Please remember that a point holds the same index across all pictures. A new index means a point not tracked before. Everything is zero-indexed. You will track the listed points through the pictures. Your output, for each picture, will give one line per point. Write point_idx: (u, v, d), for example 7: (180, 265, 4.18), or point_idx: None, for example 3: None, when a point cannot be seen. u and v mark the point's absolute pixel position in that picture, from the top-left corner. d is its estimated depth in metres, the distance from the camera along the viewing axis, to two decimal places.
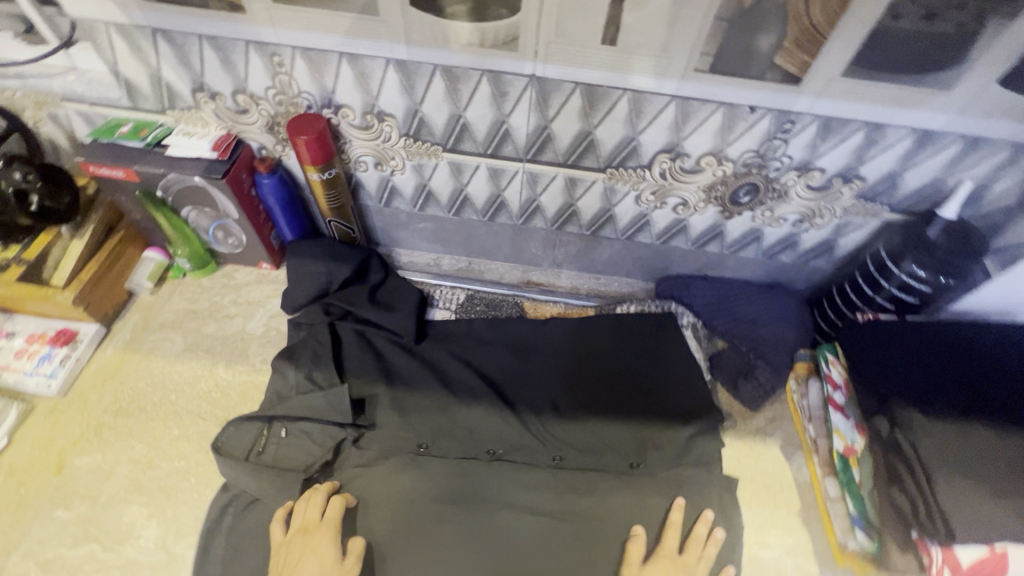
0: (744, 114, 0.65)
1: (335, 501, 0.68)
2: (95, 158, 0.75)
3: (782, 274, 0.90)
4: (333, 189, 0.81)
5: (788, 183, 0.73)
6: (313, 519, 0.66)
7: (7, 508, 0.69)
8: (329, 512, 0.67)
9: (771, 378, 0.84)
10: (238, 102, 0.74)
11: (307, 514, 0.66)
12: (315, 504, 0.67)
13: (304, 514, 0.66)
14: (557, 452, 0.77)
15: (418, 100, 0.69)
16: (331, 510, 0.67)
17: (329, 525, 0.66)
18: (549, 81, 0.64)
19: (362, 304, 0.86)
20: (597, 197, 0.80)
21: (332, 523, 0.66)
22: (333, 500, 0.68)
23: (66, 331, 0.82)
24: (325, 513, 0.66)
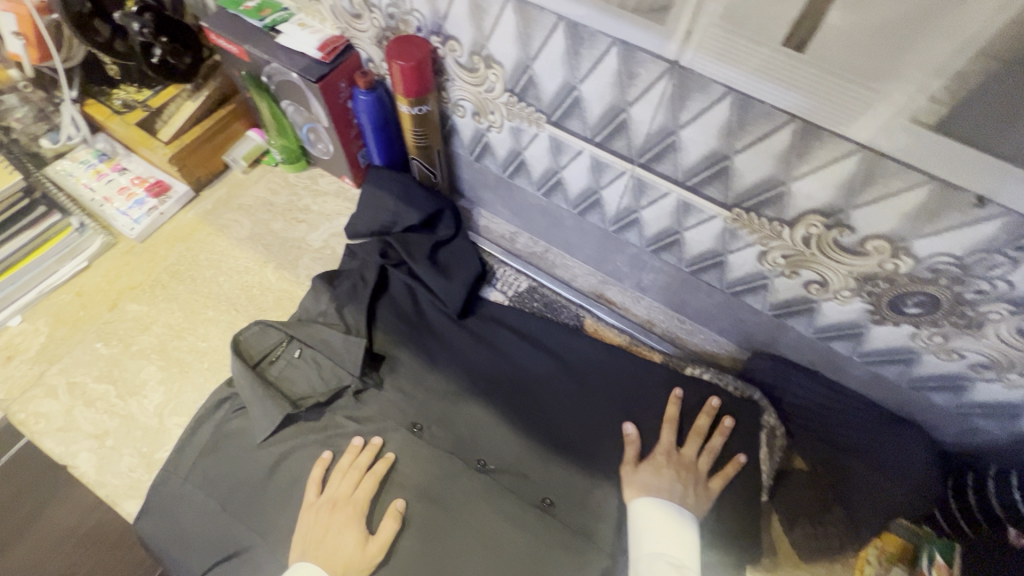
0: (962, 205, 0.43)
1: (369, 479, 0.65)
2: (216, 26, 0.74)
3: (924, 413, 0.67)
4: (422, 127, 0.72)
5: (989, 315, 0.50)
6: (344, 493, 0.64)
7: (66, 322, 0.77)
8: (362, 491, 0.64)
9: (843, 535, 0.66)
10: (353, 4, 0.67)
11: (345, 485, 0.64)
12: (354, 475, 0.65)
13: (342, 484, 0.64)
14: (551, 495, 0.69)
15: (532, 55, 0.57)
16: (367, 490, 0.64)
17: (363, 508, 0.63)
18: (693, 75, 0.48)
19: (419, 258, 0.78)
20: (710, 235, 0.63)
21: (362, 502, 0.63)
22: (371, 479, 0.65)
23: (162, 183, 0.87)
24: (358, 490, 0.64)
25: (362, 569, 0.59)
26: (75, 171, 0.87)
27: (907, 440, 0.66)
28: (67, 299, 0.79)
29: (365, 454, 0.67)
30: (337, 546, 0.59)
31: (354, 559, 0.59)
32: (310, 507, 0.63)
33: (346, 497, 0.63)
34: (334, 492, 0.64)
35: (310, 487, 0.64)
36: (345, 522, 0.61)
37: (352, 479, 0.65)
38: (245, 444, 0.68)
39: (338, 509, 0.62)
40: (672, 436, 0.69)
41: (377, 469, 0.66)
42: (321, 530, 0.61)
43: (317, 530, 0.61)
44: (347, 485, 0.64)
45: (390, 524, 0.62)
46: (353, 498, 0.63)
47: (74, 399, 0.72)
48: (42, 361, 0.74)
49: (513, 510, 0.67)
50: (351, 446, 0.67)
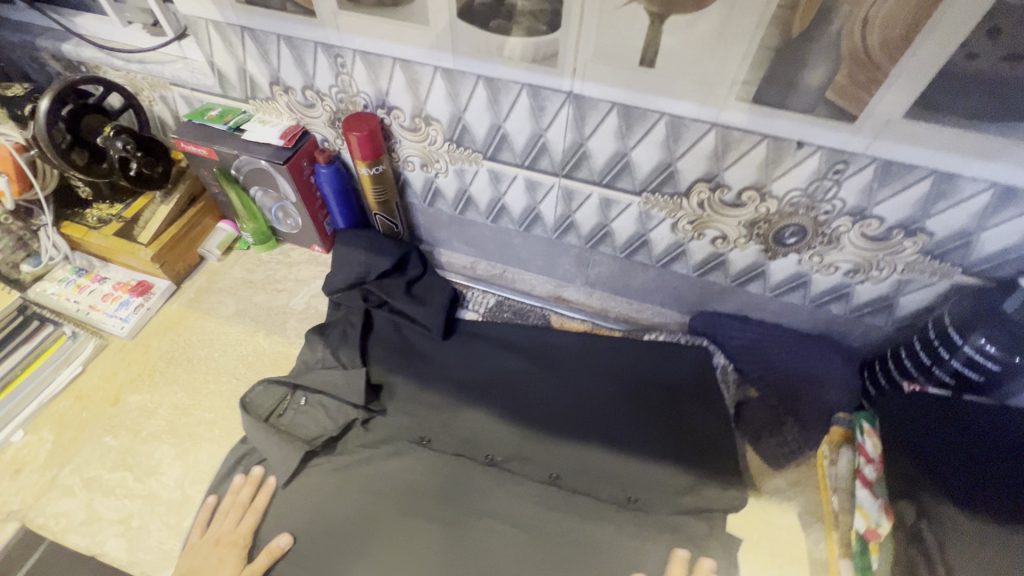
0: (790, 150, 0.61)
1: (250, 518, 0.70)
2: (185, 136, 0.86)
3: (831, 328, 0.83)
4: (380, 185, 0.85)
5: (841, 228, 0.67)
6: (227, 529, 0.69)
7: (70, 425, 0.80)
8: (244, 524, 0.70)
9: (798, 437, 0.77)
10: (307, 97, 0.81)
11: (225, 524, 0.70)
12: (233, 515, 0.71)
13: (223, 525, 0.70)
14: (556, 470, 0.77)
15: (462, 108, 0.72)
16: (246, 525, 0.70)
17: (245, 542, 0.68)
18: (586, 98, 0.64)
19: (398, 296, 0.90)
20: (632, 220, 0.79)
21: (244, 537, 0.69)
22: (250, 515, 0.70)
23: (144, 283, 0.94)
24: (241, 524, 0.70)
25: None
26: (56, 289, 0.93)
27: (825, 350, 0.81)
28: (67, 404, 0.82)
29: (245, 490, 0.73)
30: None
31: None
32: (193, 550, 0.69)
33: (229, 533, 0.69)
34: (216, 533, 0.70)
35: (193, 530, 0.70)
36: (226, 552, 0.67)
37: (234, 514, 0.71)
38: (272, 488, 0.73)
39: (218, 544, 0.68)
40: (651, 396, 0.82)
41: (258, 504, 0.72)
42: (200, 564, 0.67)
43: (200, 563, 0.67)
44: (228, 522, 0.70)
45: (268, 556, 0.67)
46: (234, 533, 0.69)
47: (92, 492, 0.74)
48: (52, 466, 0.76)
49: (526, 490, 0.75)
50: (230, 486, 0.74)
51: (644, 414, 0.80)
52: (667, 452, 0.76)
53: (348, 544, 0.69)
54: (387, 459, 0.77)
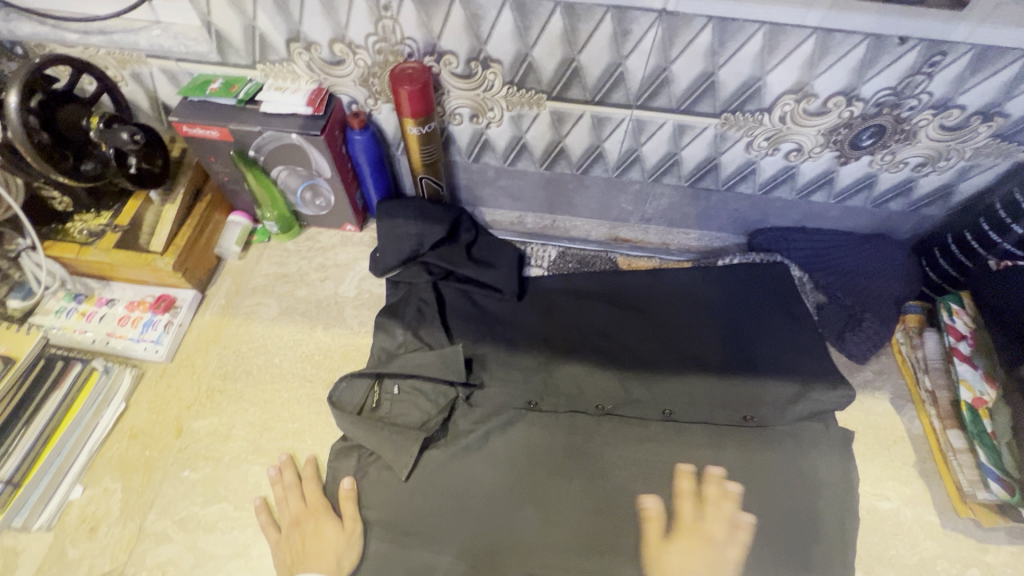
0: (891, 47, 0.60)
1: (311, 485, 0.70)
2: (188, 117, 0.73)
3: (887, 224, 0.87)
4: (429, 145, 0.77)
5: (921, 123, 0.69)
6: (298, 509, 0.68)
7: (136, 469, 0.71)
8: (312, 496, 0.69)
9: (880, 330, 0.81)
10: (335, 52, 0.70)
11: (293, 505, 0.69)
12: (295, 497, 0.69)
13: (291, 509, 0.68)
14: (667, 406, 0.77)
15: (531, 44, 0.65)
16: (314, 493, 0.69)
17: (325, 506, 0.68)
18: (679, 16, 0.60)
19: (463, 263, 0.84)
20: (705, 144, 0.76)
21: (317, 505, 0.68)
22: (311, 484, 0.70)
23: (165, 297, 0.82)
24: (309, 501, 0.68)
25: (353, 548, 0.64)
26: (56, 322, 0.79)
27: (887, 248, 0.85)
28: (123, 445, 0.72)
29: (287, 472, 0.70)
30: (321, 549, 0.64)
31: (342, 546, 0.64)
32: (282, 542, 0.66)
33: (300, 510, 0.68)
34: (290, 517, 0.68)
35: (266, 532, 0.67)
36: (317, 524, 0.66)
37: (295, 494, 0.69)
38: (393, 482, 0.70)
39: (304, 523, 0.67)
40: (737, 318, 0.83)
41: (310, 474, 0.71)
42: (300, 547, 0.65)
43: (298, 548, 0.65)
44: (295, 502, 0.68)
45: (348, 502, 0.67)
46: (308, 507, 0.68)
47: (193, 532, 0.67)
48: (133, 515, 0.68)
49: (646, 432, 0.76)
50: (270, 480, 0.70)
51: (736, 336, 0.82)
52: (767, 367, 0.78)
53: (485, 520, 0.68)
54: (504, 433, 0.74)
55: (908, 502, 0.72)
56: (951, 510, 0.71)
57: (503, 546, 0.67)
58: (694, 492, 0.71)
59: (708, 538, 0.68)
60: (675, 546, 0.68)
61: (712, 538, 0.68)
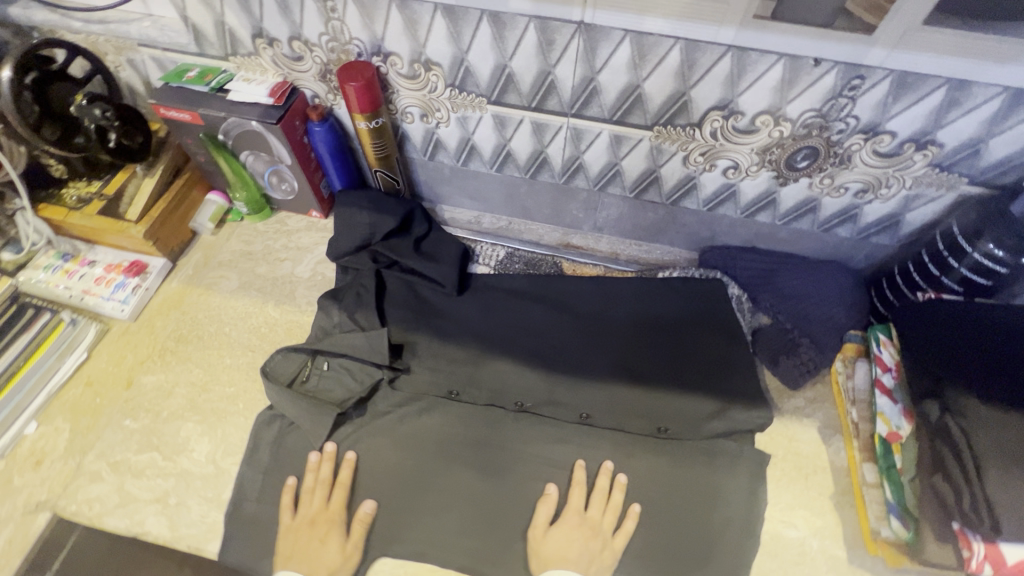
0: (807, 68, 0.60)
1: (339, 493, 0.71)
2: (165, 100, 0.80)
3: (839, 251, 0.85)
4: (379, 139, 0.82)
5: (853, 147, 0.68)
6: (319, 507, 0.69)
7: (86, 413, 0.78)
8: (335, 501, 0.70)
9: (816, 356, 0.80)
10: (294, 49, 0.76)
11: (316, 502, 0.70)
12: (319, 495, 0.70)
13: (313, 505, 0.69)
14: (586, 410, 0.77)
15: (465, 49, 0.69)
16: (339, 501, 0.70)
17: (342, 516, 0.69)
18: (597, 28, 0.62)
19: (408, 254, 0.88)
20: (643, 156, 0.78)
21: (337, 511, 0.70)
22: (341, 490, 0.71)
23: (138, 263, 0.89)
24: (330, 505, 0.70)
25: (348, 566, 0.67)
26: (43, 276, 0.88)
27: (833, 275, 0.84)
28: (79, 391, 0.80)
29: (326, 468, 0.72)
30: (320, 556, 0.66)
31: (339, 563, 0.67)
32: (288, 528, 0.68)
33: (320, 510, 0.69)
34: (308, 512, 0.69)
35: (282, 514, 0.69)
36: (327, 531, 0.68)
37: (322, 490, 0.71)
38: (306, 451, 0.74)
39: (317, 524, 0.68)
40: (669, 331, 0.83)
41: (343, 479, 0.72)
42: (301, 543, 0.67)
43: (302, 543, 0.67)
44: (319, 501, 0.70)
45: (362, 524, 0.69)
46: (327, 511, 0.69)
47: (122, 475, 0.73)
48: (75, 453, 0.75)
49: (560, 432, 0.77)
50: (310, 466, 0.72)
51: (665, 347, 0.82)
52: (684, 377, 0.78)
53: (385, 503, 0.71)
54: (418, 418, 0.77)
55: (815, 533, 0.70)
56: (860, 546, 0.68)
57: (397, 524, 0.70)
58: (612, 492, 0.71)
59: (590, 525, 0.69)
60: (560, 526, 0.69)
61: (599, 528, 0.69)
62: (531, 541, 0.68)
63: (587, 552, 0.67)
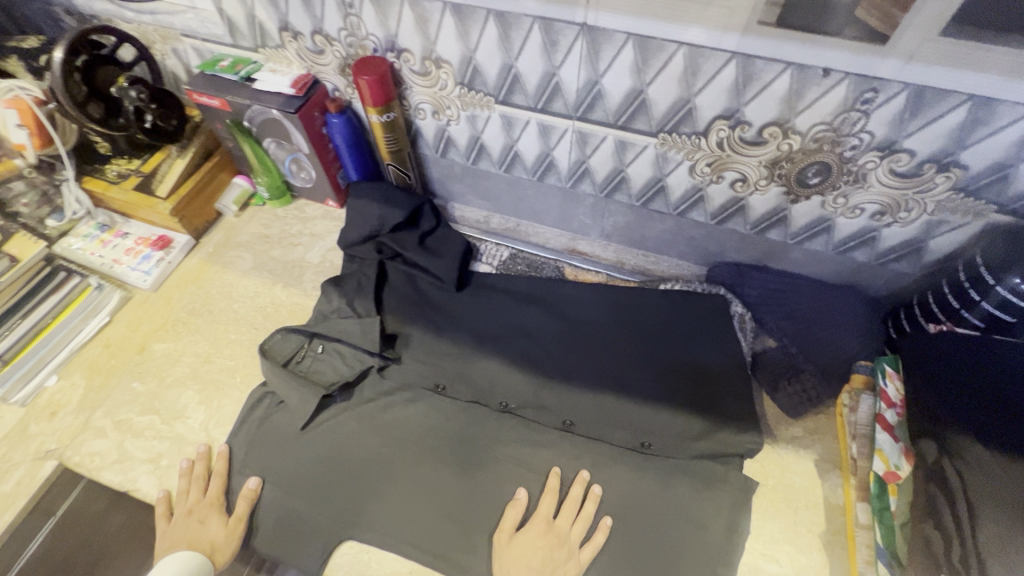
0: (816, 79, 0.58)
1: (216, 480, 0.73)
2: (198, 86, 0.86)
3: (856, 276, 0.80)
4: (391, 133, 0.84)
5: (868, 165, 0.64)
6: (196, 501, 0.71)
7: (100, 372, 0.84)
8: (212, 490, 0.72)
9: (817, 383, 0.76)
10: (316, 42, 0.79)
11: (191, 496, 0.72)
12: (196, 488, 0.73)
13: (189, 498, 0.72)
14: (569, 417, 0.77)
15: (473, 48, 0.70)
16: (214, 487, 0.72)
17: (221, 500, 0.71)
18: (600, 30, 0.62)
19: (411, 248, 0.89)
20: (648, 164, 0.76)
21: (215, 498, 0.72)
22: (215, 478, 0.73)
23: (164, 238, 0.96)
24: (207, 494, 0.72)
25: (230, 544, 0.68)
26: (81, 244, 0.95)
27: (843, 301, 0.79)
28: (96, 351, 0.86)
29: (198, 464, 0.74)
30: (198, 538, 0.68)
31: (221, 538, 0.68)
32: (169, 531, 0.70)
33: (198, 502, 0.71)
34: (186, 507, 0.71)
35: (159, 523, 0.71)
36: (206, 514, 0.70)
37: (198, 486, 0.73)
38: (290, 431, 0.76)
39: (193, 514, 0.70)
40: (663, 346, 0.81)
41: (218, 469, 0.74)
42: (181, 532, 0.69)
43: (181, 534, 0.69)
44: (194, 494, 0.72)
45: (247, 501, 0.71)
46: (204, 499, 0.71)
47: (123, 433, 0.78)
48: (85, 409, 0.81)
49: (541, 436, 0.76)
50: (180, 471, 0.74)
51: (658, 360, 0.80)
52: (670, 390, 0.77)
53: (355, 487, 0.72)
54: (403, 407, 0.78)
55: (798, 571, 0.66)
56: None
57: (367, 507, 0.71)
58: (586, 504, 0.70)
59: (557, 535, 0.68)
60: (525, 534, 0.68)
61: (567, 538, 0.67)
62: (496, 543, 0.67)
63: (546, 561, 0.65)
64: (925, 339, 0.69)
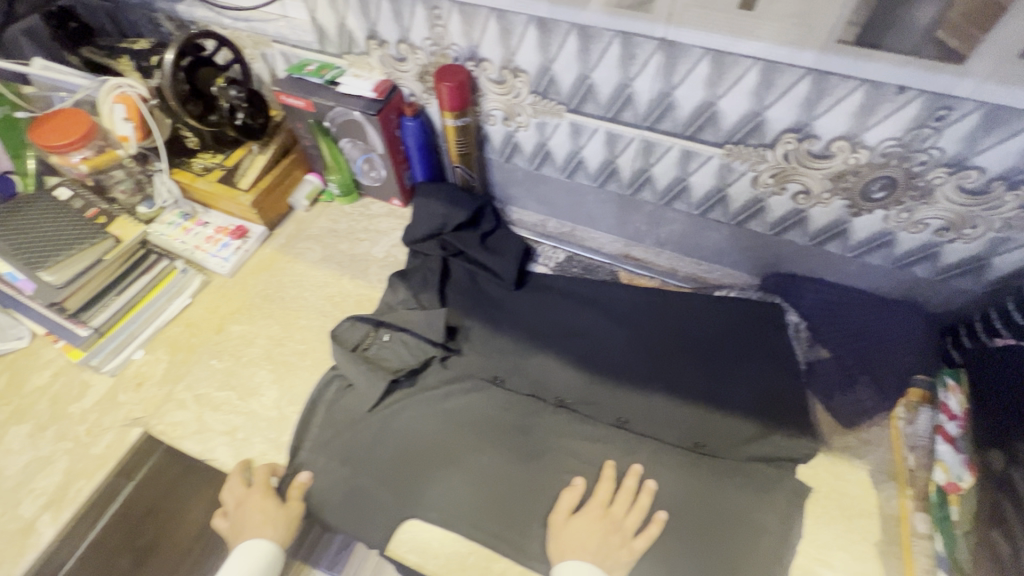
0: (890, 95, 0.60)
1: (256, 472, 0.75)
2: (286, 88, 0.92)
3: (914, 291, 0.81)
4: (463, 137, 0.89)
5: (936, 180, 0.66)
6: (242, 495, 0.73)
7: (182, 348, 0.90)
8: (256, 481, 0.74)
9: (872, 398, 0.76)
10: (400, 50, 0.85)
11: (238, 489, 0.74)
12: (238, 483, 0.74)
13: (234, 493, 0.73)
14: (624, 415, 0.80)
15: (551, 59, 0.75)
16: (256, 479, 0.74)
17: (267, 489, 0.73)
18: (678, 45, 0.66)
19: (474, 246, 0.94)
20: (711, 173, 0.79)
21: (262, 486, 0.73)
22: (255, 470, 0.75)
23: (241, 228, 1.02)
24: (252, 485, 0.74)
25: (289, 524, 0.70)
26: (165, 230, 1.01)
27: (901, 316, 0.80)
28: (178, 330, 0.92)
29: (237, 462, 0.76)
30: (257, 525, 0.70)
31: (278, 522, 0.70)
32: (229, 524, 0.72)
33: (245, 493, 0.73)
34: (235, 500, 0.73)
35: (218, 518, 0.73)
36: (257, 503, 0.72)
37: (241, 480, 0.75)
38: (359, 409, 0.80)
39: (243, 505, 0.72)
40: (716, 350, 0.83)
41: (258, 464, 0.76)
42: (238, 522, 0.71)
43: (239, 525, 0.71)
44: (240, 488, 0.74)
45: (298, 488, 0.73)
46: (250, 490, 0.73)
47: (202, 406, 0.83)
48: (168, 382, 0.86)
49: (597, 432, 0.79)
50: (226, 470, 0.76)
51: (711, 364, 0.82)
52: (723, 392, 0.79)
53: (417, 466, 0.75)
54: (464, 396, 0.82)
55: None
56: None
57: (429, 484, 0.74)
58: (641, 496, 0.71)
59: (614, 523, 0.69)
60: (582, 519, 0.69)
61: (622, 526, 0.69)
62: (552, 525, 0.69)
63: (604, 547, 0.66)
64: (991, 356, 0.70)
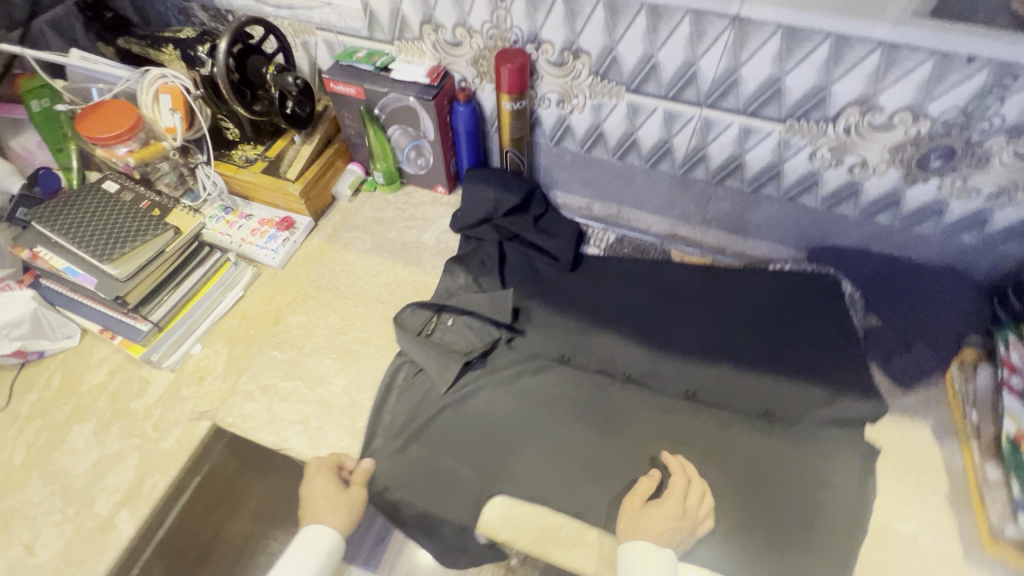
0: (958, 65, 0.63)
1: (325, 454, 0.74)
2: (335, 76, 0.92)
3: (960, 258, 0.85)
4: (518, 121, 0.90)
5: (993, 147, 0.70)
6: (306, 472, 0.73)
7: (240, 341, 0.89)
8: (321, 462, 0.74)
9: (929, 357, 0.81)
10: (456, 35, 0.86)
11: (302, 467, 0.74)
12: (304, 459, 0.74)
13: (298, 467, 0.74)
14: (692, 386, 0.82)
15: (617, 39, 0.76)
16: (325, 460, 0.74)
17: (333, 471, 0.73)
18: (751, 21, 0.68)
19: (528, 229, 0.95)
20: (770, 149, 0.82)
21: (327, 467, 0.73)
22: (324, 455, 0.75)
23: (287, 219, 1.00)
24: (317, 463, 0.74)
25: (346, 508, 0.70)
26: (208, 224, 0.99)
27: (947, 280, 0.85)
28: (234, 323, 0.91)
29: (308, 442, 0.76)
30: (316, 502, 0.70)
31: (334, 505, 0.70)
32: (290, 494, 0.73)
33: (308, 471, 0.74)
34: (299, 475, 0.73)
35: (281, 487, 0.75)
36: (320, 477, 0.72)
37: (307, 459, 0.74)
38: (433, 392, 0.81)
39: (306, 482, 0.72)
40: (776, 321, 0.85)
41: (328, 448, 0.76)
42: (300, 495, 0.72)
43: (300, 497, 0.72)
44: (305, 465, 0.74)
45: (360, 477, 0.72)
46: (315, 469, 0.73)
47: (270, 397, 0.82)
48: (231, 374, 0.85)
49: (669, 404, 0.80)
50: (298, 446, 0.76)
51: (772, 334, 0.84)
52: (785, 360, 0.82)
53: (497, 445, 0.76)
54: (534, 376, 0.83)
55: (930, 528, 0.70)
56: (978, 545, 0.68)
57: (511, 463, 0.75)
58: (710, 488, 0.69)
59: (687, 519, 0.67)
60: (654, 509, 0.67)
61: (695, 515, 0.67)
62: (627, 506, 0.69)
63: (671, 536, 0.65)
64: None
